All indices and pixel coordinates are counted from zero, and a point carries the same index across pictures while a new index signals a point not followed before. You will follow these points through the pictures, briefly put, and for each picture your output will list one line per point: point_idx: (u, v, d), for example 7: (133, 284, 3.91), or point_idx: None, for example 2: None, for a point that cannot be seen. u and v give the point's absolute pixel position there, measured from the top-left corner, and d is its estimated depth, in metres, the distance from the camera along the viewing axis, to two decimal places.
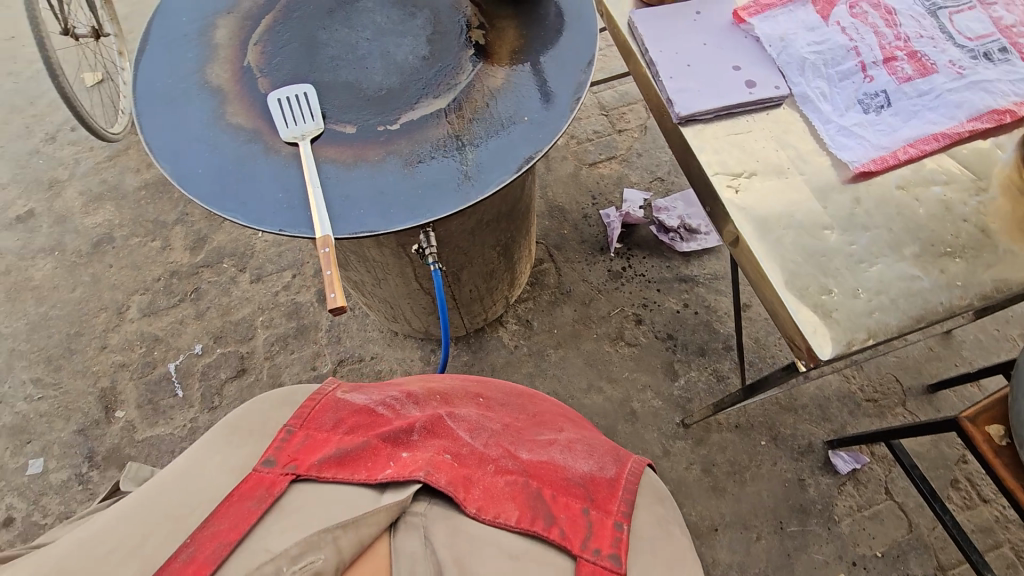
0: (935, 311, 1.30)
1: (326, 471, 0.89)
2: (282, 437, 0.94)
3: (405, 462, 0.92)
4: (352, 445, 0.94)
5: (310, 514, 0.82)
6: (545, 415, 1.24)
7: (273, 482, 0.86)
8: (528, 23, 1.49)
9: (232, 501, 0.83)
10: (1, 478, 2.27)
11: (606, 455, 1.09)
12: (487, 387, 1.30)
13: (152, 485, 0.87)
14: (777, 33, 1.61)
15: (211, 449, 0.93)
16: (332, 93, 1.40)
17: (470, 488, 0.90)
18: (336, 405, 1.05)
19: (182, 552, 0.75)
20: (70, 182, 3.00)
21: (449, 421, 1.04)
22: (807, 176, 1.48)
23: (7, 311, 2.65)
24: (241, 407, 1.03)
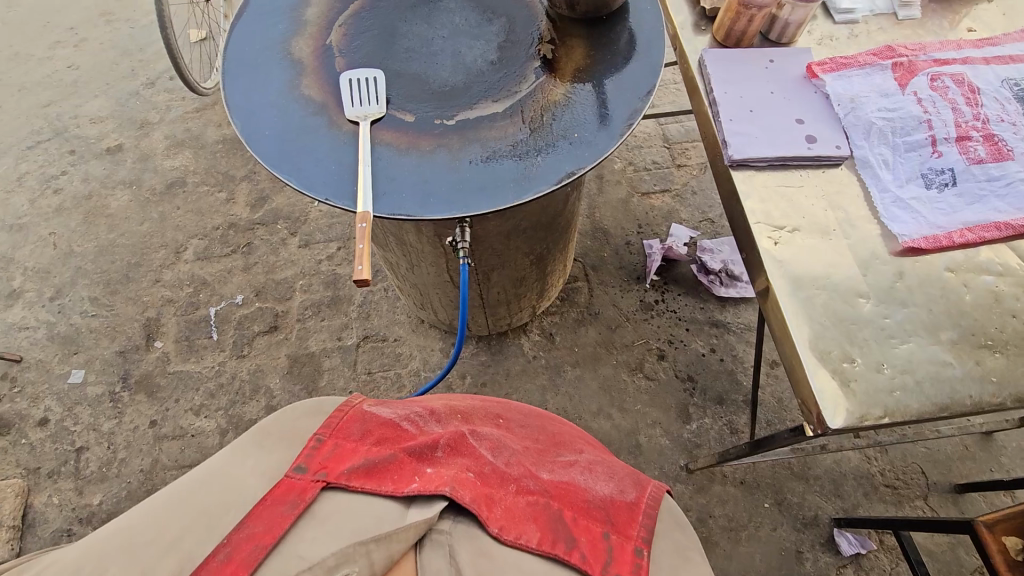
0: (961, 403, 1.24)
1: (355, 480, 0.86)
2: (312, 445, 0.91)
3: (431, 477, 0.88)
4: (379, 457, 0.91)
5: (342, 523, 0.79)
6: (563, 435, 1.27)
7: (305, 488, 0.83)
8: (597, 44, 1.53)
9: (265, 505, 0.80)
10: (45, 381, 2.47)
11: (624, 480, 1.11)
12: (507, 410, 1.32)
13: (184, 486, 0.85)
14: (848, 94, 1.59)
15: (242, 454, 0.91)
16: (400, 82, 1.48)
17: (493, 507, 0.87)
18: (363, 416, 1.03)
19: (218, 552, 0.72)
20: (158, 125, 3.25)
21: (473, 439, 1.02)
22: (851, 241, 1.45)
23: (82, 231, 2.88)
24: (269, 417, 1.01)
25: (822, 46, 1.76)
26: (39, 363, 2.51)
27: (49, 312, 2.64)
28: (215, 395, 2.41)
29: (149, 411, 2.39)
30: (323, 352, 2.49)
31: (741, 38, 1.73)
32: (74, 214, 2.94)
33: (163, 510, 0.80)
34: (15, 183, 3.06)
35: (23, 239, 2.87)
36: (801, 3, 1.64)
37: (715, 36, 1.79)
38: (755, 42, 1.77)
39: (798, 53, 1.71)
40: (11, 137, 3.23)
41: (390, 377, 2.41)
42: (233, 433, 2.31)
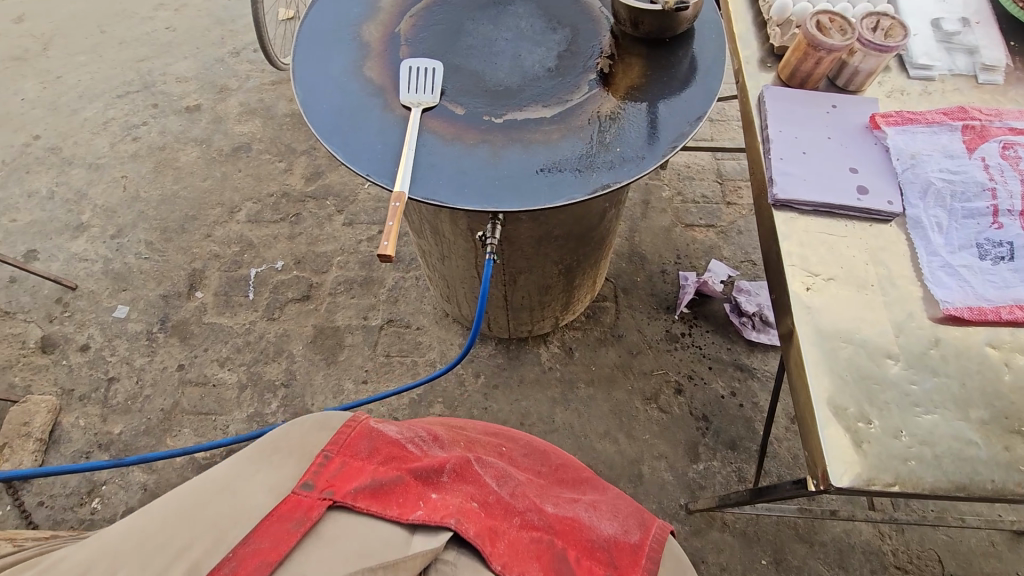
0: (982, 487, 1.16)
1: (361, 501, 0.83)
2: (320, 461, 0.88)
3: (436, 504, 0.85)
4: (386, 478, 0.88)
5: (347, 546, 0.76)
6: (567, 469, 1.26)
7: (311, 506, 0.80)
8: (656, 65, 1.54)
9: (272, 520, 0.77)
10: (93, 311, 2.64)
11: (629, 518, 1.08)
12: (511, 440, 1.31)
13: (191, 495, 0.81)
14: (909, 149, 1.54)
15: (250, 464, 0.87)
16: (457, 76, 1.53)
17: (496, 542, 0.83)
18: (371, 433, 0.99)
19: (223, 566, 0.70)
20: (236, 92, 3.44)
21: (477, 466, 1.01)
22: (889, 299, 1.39)
23: (151, 179, 3.08)
24: (279, 425, 0.97)
25: (891, 98, 1.70)
26: (91, 293, 2.69)
27: (109, 249, 2.83)
28: (240, 351, 2.51)
29: (179, 355, 2.51)
30: (347, 328, 2.56)
31: (806, 79, 1.70)
32: (147, 162, 3.14)
33: (169, 521, 0.76)
34: (101, 127, 3.30)
35: (99, 178, 3.09)
36: (874, 51, 1.60)
37: (780, 75, 1.76)
38: (820, 86, 1.73)
39: (864, 102, 1.67)
40: (106, 85, 3.49)
41: (406, 363, 2.45)
42: (250, 389, 2.40)
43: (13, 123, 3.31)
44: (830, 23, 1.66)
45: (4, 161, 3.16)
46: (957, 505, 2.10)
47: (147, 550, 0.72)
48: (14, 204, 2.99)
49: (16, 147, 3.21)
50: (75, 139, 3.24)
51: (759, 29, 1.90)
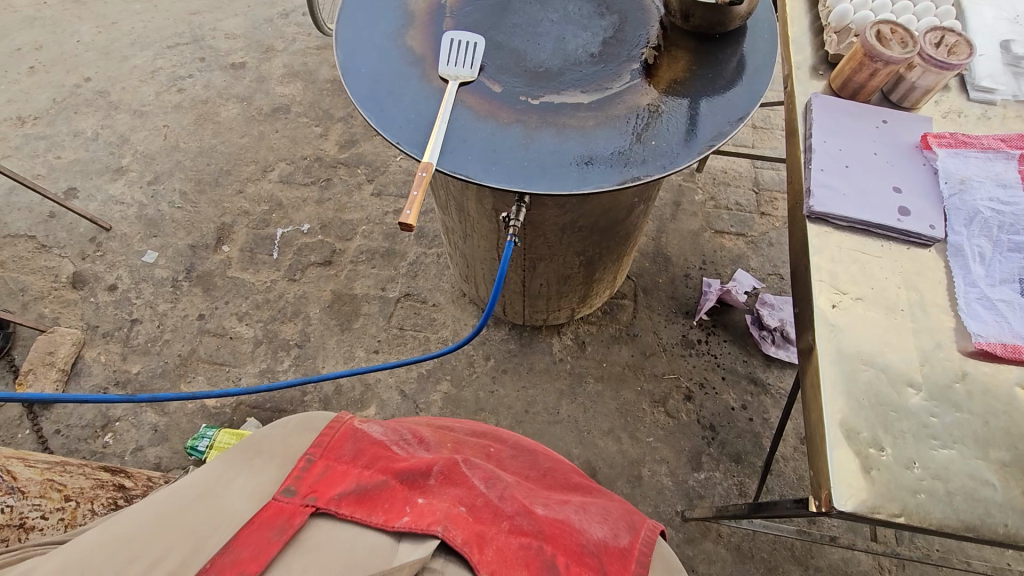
0: (993, 530, 1.12)
1: (345, 507, 0.85)
2: (301, 466, 0.91)
3: (422, 509, 0.85)
4: (370, 483, 0.90)
5: (332, 555, 0.78)
6: (556, 470, 1.23)
7: (293, 513, 0.82)
8: (703, 60, 1.50)
9: (252, 527, 0.79)
10: (124, 253, 2.71)
11: (619, 519, 1.06)
12: (498, 442, 1.31)
13: (169, 502, 0.85)
14: (960, 174, 1.47)
15: (230, 472, 0.91)
16: (498, 53, 1.51)
17: (484, 549, 0.81)
18: (356, 434, 1.02)
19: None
20: (281, 53, 3.47)
21: (464, 468, 0.99)
22: (918, 326, 1.33)
23: (191, 131, 3.13)
24: (260, 432, 1.03)
25: (947, 119, 1.62)
26: (123, 236, 2.76)
27: (144, 195, 2.90)
28: (259, 308, 2.55)
29: (201, 305, 2.57)
30: (365, 297, 2.58)
31: (858, 91, 1.63)
32: (188, 114, 3.20)
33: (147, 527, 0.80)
34: (148, 75, 3.36)
35: (142, 125, 3.16)
36: (935, 67, 1.52)
37: (831, 83, 1.69)
38: (872, 99, 1.66)
39: (917, 120, 1.60)
40: (157, 35, 3.55)
41: (419, 338, 2.46)
42: (265, 346, 2.45)
43: (65, 64, 3.40)
44: (891, 34, 1.59)
45: (54, 99, 3.25)
46: (963, 547, 2.03)
47: (125, 555, 0.76)
48: (59, 142, 3.08)
49: (66, 88, 3.30)
50: (122, 85, 3.32)
51: (815, 35, 1.83)
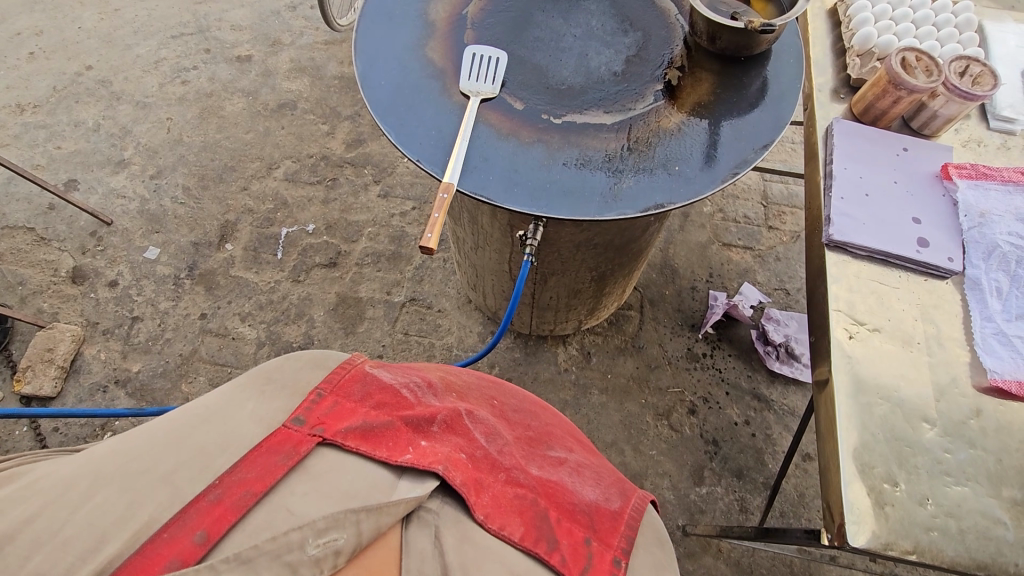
0: (1004, 569, 1.12)
1: (350, 441, 0.84)
2: (312, 399, 0.88)
3: (424, 451, 0.87)
4: (377, 420, 0.88)
5: (334, 483, 0.78)
6: (555, 428, 1.20)
7: (300, 441, 0.81)
8: (726, 84, 1.48)
9: (262, 450, 0.79)
10: (125, 248, 2.67)
11: (612, 486, 1.04)
12: (502, 395, 1.21)
13: (180, 420, 0.84)
14: (980, 206, 1.47)
15: (242, 394, 0.89)
16: (520, 69, 1.50)
17: (481, 493, 0.85)
18: (366, 377, 0.98)
19: (210, 492, 0.73)
20: (288, 47, 3.41)
21: (468, 419, 0.98)
22: (934, 360, 1.33)
23: (195, 124, 3.09)
24: (274, 360, 0.98)
25: (966, 148, 1.62)
26: (125, 231, 2.72)
27: (147, 189, 2.86)
28: (263, 308, 2.53)
29: (203, 304, 2.54)
30: (370, 301, 2.56)
31: (879, 117, 1.62)
32: (193, 107, 3.15)
33: (155, 443, 0.79)
34: (152, 66, 3.30)
35: (145, 117, 3.10)
36: (958, 97, 1.52)
37: (852, 107, 1.69)
38: (893, 125, 1.65)
39: (937, 149, 1.59)
40: (161, 24, 3.49)
41: (424, 344, 2.45)
42: (268, 348, 2.43)
43: (66, 50, 3.33)
44: (916, 61, 1.58)
45: (55, 87, 3.19)
46: None
47: (133, 470, 0.75)
48: (60, 131, 3.03)
49: (67, 75, 3.23)
50: (125, 75, 3.26)
51: (837, 57, 1.82)
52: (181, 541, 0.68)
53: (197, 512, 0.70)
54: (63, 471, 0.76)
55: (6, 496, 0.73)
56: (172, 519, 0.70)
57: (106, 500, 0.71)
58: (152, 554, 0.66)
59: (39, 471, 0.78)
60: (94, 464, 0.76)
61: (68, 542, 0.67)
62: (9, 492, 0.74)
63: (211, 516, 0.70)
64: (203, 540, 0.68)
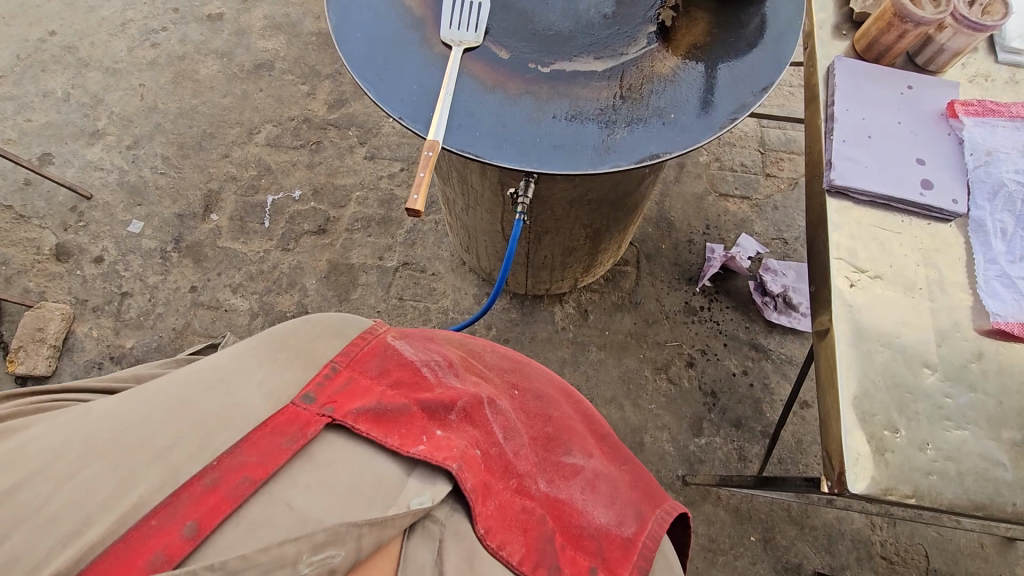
0: (1001, 509, 1.13)
1: (360, 424, 0.83)
2: (324, 374, 0.89)
3: (439, 442, 0.85)
4: (391, 403, 0.88)
5: (340, 478, 0.78)
6: (578, 423, 1.14)
7: (308, 421, 0.81)
8: (723, 23, 1.40)
9: (266, 431, 0.79)
10: (108, 223, 2.60)
11: (628, 505, 1.00)
12: (525, 381, 1.16)
13: (184, 387, 0.83)
14: (986, 144, 1.42)
15: (252, 364, 0.89)
16: (504, 15, 1.41)
17: (487, 501, 0.84)
18: (385, 352, 0.99)
19: (206, 476, 0.72)
20: (260, 3, 3.24)
21: (488, 409, 0.97)
22: (936, 305, 1.31)
23: (169, 90, 2.96)
24: (291, 326, 0.99)
25: (973, 84, 1.55)
26: (106, 205, 2.64)
27: (124, 160, 2.76)
28: (254, 279, 2.48)
29: (192, 277, 2.49)
30: (362, 267, 2.51)
31: (883, 53, 1.55)
32: (165, 71, 3.01)
33: (153, 410, 0.79)
34: (118, 29, 3.14)
35: (116, 84, 2.97)
36: (967, 29, 1.44)
37: (855, 44, 1.61)
38: (897, 62, 1.57)
39: (943, 85, 1.53)
40: None
41: (419, 308, 2.42)
42: (261, 318, 2.40)
43: (27, 15, 3.16)
44: None
45: (19, 55, 3.03)
46: None
47: (129, 441, 0.75)
48: (29, 103, 2.90)
49: (30, 42, 3.07)
50: (92, 40, 3.10)
51: None
52: (170, 533, 0.67)
53: (190, 498, 0.70)
54: (54, 436, 0.76)
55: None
56: (163, 504, 0.69)
57: (96, 475, 0.71)
58: (138, 545, 0.65)
59: (31, 432, 0.78)
60: (86, 432, 0.76)
61: (53, 519, 0.66)
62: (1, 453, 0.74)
63: (207, 505, 0.70)
64: (193, 533, 0.68)
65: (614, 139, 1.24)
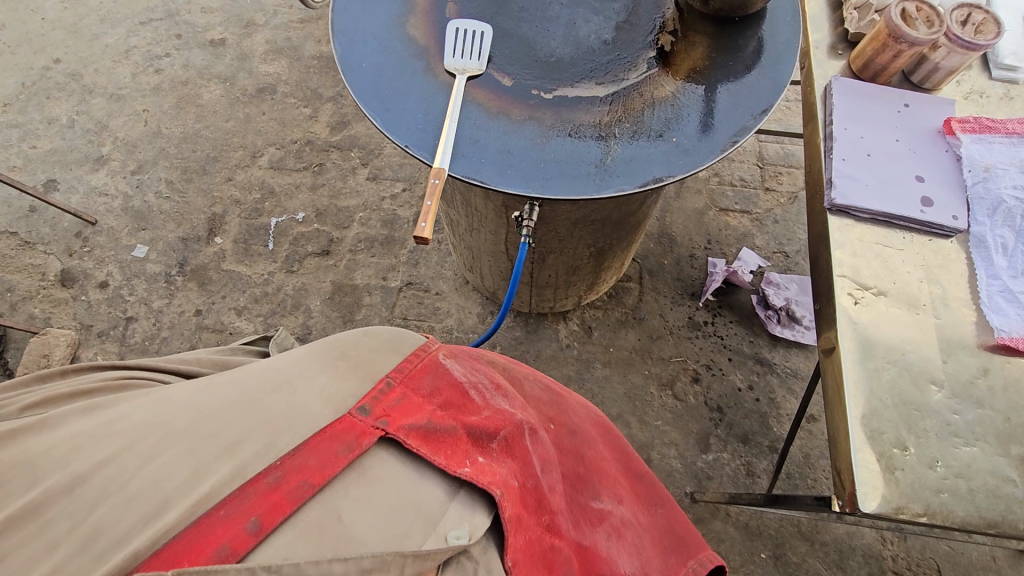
0: (1013, 526, 1.13)
1: (411, 439, 0.83)
2: (380, 388, 0.89)
3: (483, 467, 0.84)
4: (440, 424, 0.88)
5: (388, 497, 0.78)
6: (612, 466, 1.13)
7: (363, 432, 0.81)
8: (721, 47, 1.43)
9: (325, 436, 0.79)
10: (113, 248, 2.62)
11: (654, 558, 1.03)
12: (563, 415, 1.13)
13: (253, 382, 0.88)
14: (984, 161, 1.44)
15: (315, 367, 0.92)
16: (506, 43, 1.44)
17: (518, 533, 0.81)
18: (438, 369, 1.00)
19: (269, 474, 0.74)
20: (262, 28, 3.29)
21: (529, 439, 0.95)
22: (940, 322, 1.32)
23: (173, 115, 2.99)
24: (351, 334, 1.02)
25: (969, 101, 1.58)
26: (110, 230, 2.66)
27: (129, 185, 2.78)
28: (258, 301, 2.49)
29: (197, 300, 2.50)
30: (366, 287, 2.53)
31: (879, 73, 1.58)
32: (169, 97, 3.05)
33: (224, 405, 0.83)
34: (122, 55, 3.18)
35: (120, 110, 3.01)
36: (961, 48, 1.47)
37: (850, 64, 1.64)
38: (892, 81, 1.60)
39: (939, 103, 1.55)
40: (128, 11, 3.35)
41: (423, 328, 2.43)
42: None
43: (32, 44, 3.20)
44: (916, 12, 1.53)
45: (24, 83, 3.07)
46: None
47: (203, 430, 0.79)
48: (34, 130, 2.93)
49: (35, 70, 3.11)
50: (96, 66, 3.14)
51: (833, 11, 1.76)
52: (236, 525, 0.68)
53: (255, 494, 0.72)
54: (137, 418, 0.81)
55: (89, 430, 0.80)
56: (229, 496, 0.71)
57: (172, 461, 0.75)
58: (207, 532, 0.67)
59: (118, 409, 0.85)
60: (167, 416, 0.81)
61: (133, 498, 0.71)
62: (92, 427, 0.80)
63: (269, 503, 0.71)
64: (256, 529, 0.68)
65: (612, 157, 1.26)
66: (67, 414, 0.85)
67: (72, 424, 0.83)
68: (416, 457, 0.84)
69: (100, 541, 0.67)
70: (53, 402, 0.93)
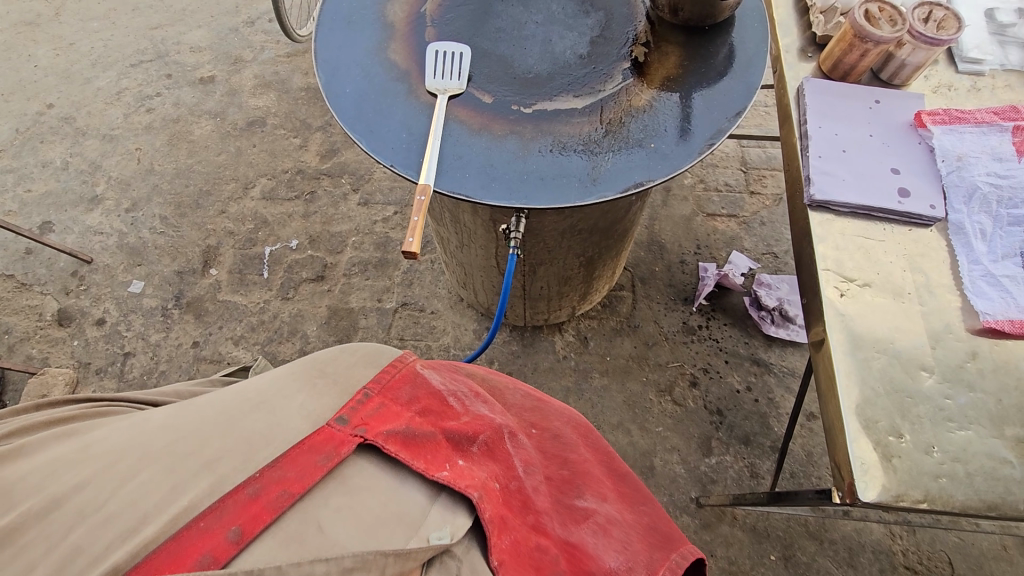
0: (1015, 507, 1.12)
1: (390, 445, 0.84)
2: (358, 399, 0.90)
3: (462, 471, 0.86)
4: (419, 429, 0.89)
5: (366, 506, 0.79)
6: (595, 468, 1.12)
7: (342, 441, 0.82)
8: (693, 56, 1.47)
9: (303, 448, 0.80)
10: (109, 285, 2.64)
11: (640, 553, 0.99)
12: (545, 419, 1.18)
13: (231, 402, 0.89)
14: (955, 151, 1.47)
15: (293, 384, 0.93)
16: (486, 62, 1.49)
17: (503, 535, 0.82)
18: (416, 379, 1.01)
19: (248, 486, 0.74)
20: (250, 63, 3.36)
21: (508, 442, 1.01)
22: (926, 309, 1.34)
23: (165, 152, 3.04)
24: (330, 352, 1.03)
25: (937, 94, 1.62)
26: (106, 267, 2.68)
27: (123, 223, 2.81)
28: (255, 330, 2.50)
29: (194, 332, 2.50)
30: (362, 310, 2.54)
31: (848, 72, 1.63)
32: (161, 134, 3.11)
33: (203, 425, 0.84)
34: (114, 97, 3.24)
35: (113, 150, 3.06)
36: (924, 44, 1.52)
37: (820, 65, 1.69)
38: (863, 79, 1.65)
39: (909, 98, 1.60)
40: (119, 54, 3.42)
41: (420, 347, 2.44)
42: None
43: (25, 91, 3.27)
44: (879, 12, 1.58)
45: (18, 129, 3.13)
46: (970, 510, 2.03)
47: (181, 451, 0.79)
48: (28, 174, 2.98)
49: (28, 116, 3.17)
50: (88, 109, 3.20)
51: (800, 16, 1.82)
52: (216, 536, 0.69)
53: (235, 505, 0.72)
54: (116, 442, 0.81)
55: (65, 456, 0.79)
56: (209, 508, 0.71)
57: (149, 481, 0.75)
58: (187, 544, 0.67)
59: (94, 436, 0.84)
60: (145, 438, 0.81)
61: (111, 517, 0.70)
62: (69, 453, 0.79)
63: (248, 514, 0.71)
64: (237, 538, 0.69)
65: (598, 165, 1.29)
66: (41, 441, 0.83)
67: (48, 450, 0.81)
68: (397, 464, 0.85)
69: (80, 561, 0.66)
70: (28, 432, 0.91)
